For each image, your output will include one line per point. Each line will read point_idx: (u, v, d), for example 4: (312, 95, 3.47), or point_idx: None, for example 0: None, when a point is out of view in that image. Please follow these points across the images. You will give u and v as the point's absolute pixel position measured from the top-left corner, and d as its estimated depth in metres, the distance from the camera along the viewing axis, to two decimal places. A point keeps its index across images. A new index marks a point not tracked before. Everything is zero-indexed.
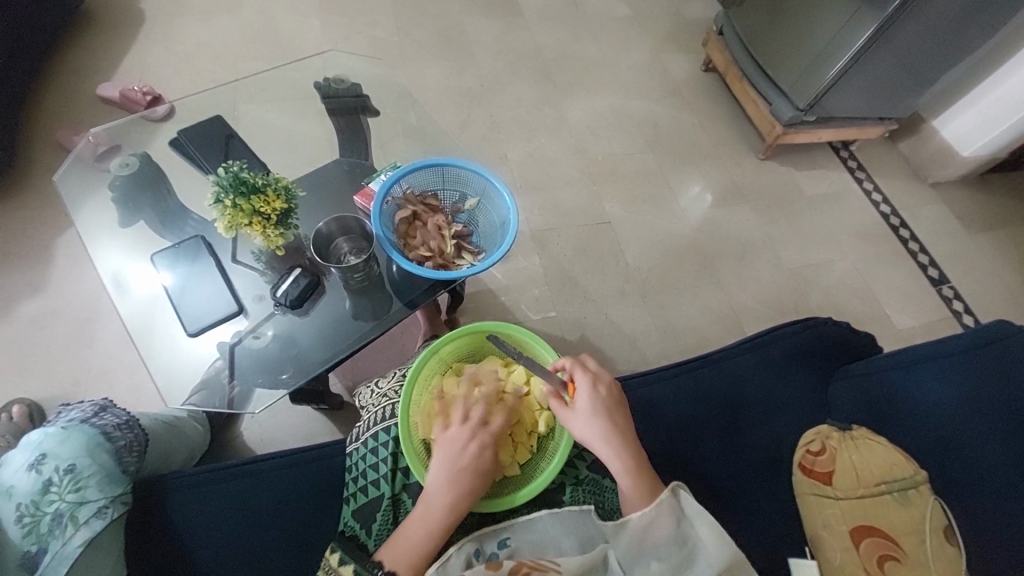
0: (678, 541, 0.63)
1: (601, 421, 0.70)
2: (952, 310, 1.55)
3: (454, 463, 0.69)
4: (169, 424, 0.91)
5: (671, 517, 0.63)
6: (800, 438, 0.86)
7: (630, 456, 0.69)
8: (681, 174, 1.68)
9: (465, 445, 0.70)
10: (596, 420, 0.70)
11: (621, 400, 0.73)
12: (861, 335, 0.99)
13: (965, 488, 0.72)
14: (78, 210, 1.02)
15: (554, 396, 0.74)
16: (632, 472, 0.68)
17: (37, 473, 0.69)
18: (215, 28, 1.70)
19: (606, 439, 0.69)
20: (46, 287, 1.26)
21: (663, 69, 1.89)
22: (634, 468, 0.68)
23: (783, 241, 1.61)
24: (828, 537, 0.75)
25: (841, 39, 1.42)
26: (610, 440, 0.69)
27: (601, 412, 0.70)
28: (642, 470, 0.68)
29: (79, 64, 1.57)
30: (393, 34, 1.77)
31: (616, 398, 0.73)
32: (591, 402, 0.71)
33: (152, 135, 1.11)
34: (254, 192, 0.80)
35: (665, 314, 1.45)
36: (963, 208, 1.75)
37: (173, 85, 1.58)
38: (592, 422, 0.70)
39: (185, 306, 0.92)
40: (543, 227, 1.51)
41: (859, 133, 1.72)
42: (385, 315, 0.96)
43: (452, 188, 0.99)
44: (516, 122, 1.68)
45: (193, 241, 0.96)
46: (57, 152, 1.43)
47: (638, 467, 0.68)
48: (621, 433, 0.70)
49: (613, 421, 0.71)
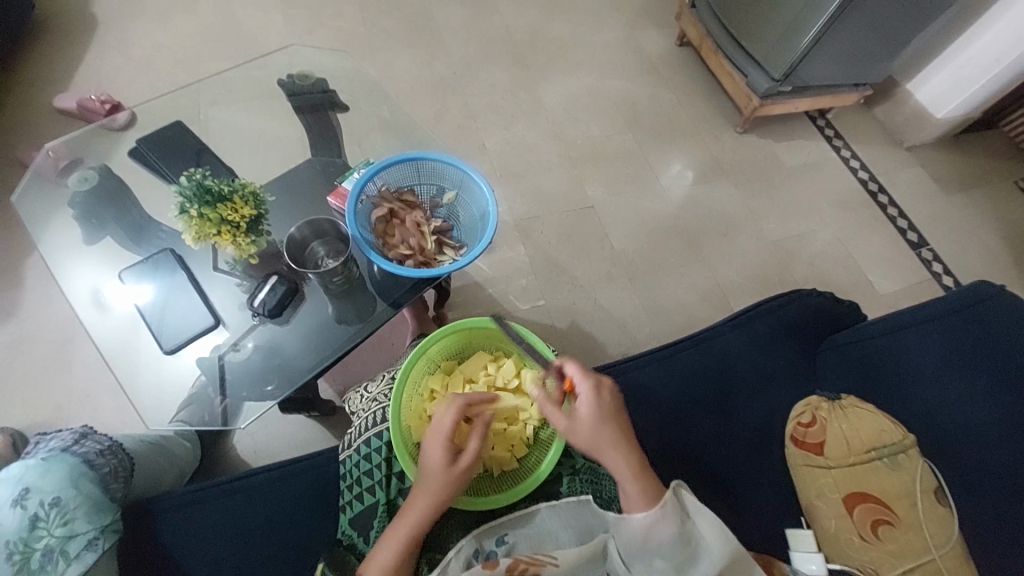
0: (683, 540, 0.63)
1: (604, 428, 0.65)
2: (933, 272, 1.58)
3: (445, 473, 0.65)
4: (155, 443, 0.88)
5: (675, 516, 0.63)
6: (791, 411, 0.87)
7: (634, 462, 0.65)
8: (661, 153, 1.67)
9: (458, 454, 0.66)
10: (599, 429, 0.65)
11: (621, 405, 0.68)
12: (845, 304, 1.00)
13: (953, 450, 0.74)
14: (41, 229, 0.98)
15: (548, 404, 0.68)
16: (637, 478, 0.64)
17: (22, 509, 0.67)
18: (171, 28, 1.63)
19: (610, 447, 0.65)
20: (15, 311, 1.21)
21: (637, 46, 1.87)
22: (639, 475, 0.65)
23: (766, 214, 1.61)
24: (822, 506, 0.76)
25: (812, 5, 1.41)
26: (613, 448, 0.65)
27: (603, 420, 0.66)
28: (646, 476, 0.65)
29: (30, 74, 1.50)
30: (358, 25, 1.72)
31: (617, 404, 0.68)
32: (592, 410, 0.66)
33: (113, 145, 1.06)
34: (220, 201, 0.77)
35: (653, 295, 1.45)
36: (939, 170, 1.77)
37: (132, 91, 1.51)
38: (595, 430, 0.65)
39: (161, 323, 0.89)
40: (526, 215, 1.50)
41: (835, 101, 1.72)
42: (370, 317, 0.94)
43: (428, 182, 0.97)
44: (492, 109, 1.64)
45: (164, 255, 0.93)
46: (13, 168, 1.37)
47: (643, 472, 0.65)
48: (624, 442, 0.66)
49: (616, 428, 0.66)
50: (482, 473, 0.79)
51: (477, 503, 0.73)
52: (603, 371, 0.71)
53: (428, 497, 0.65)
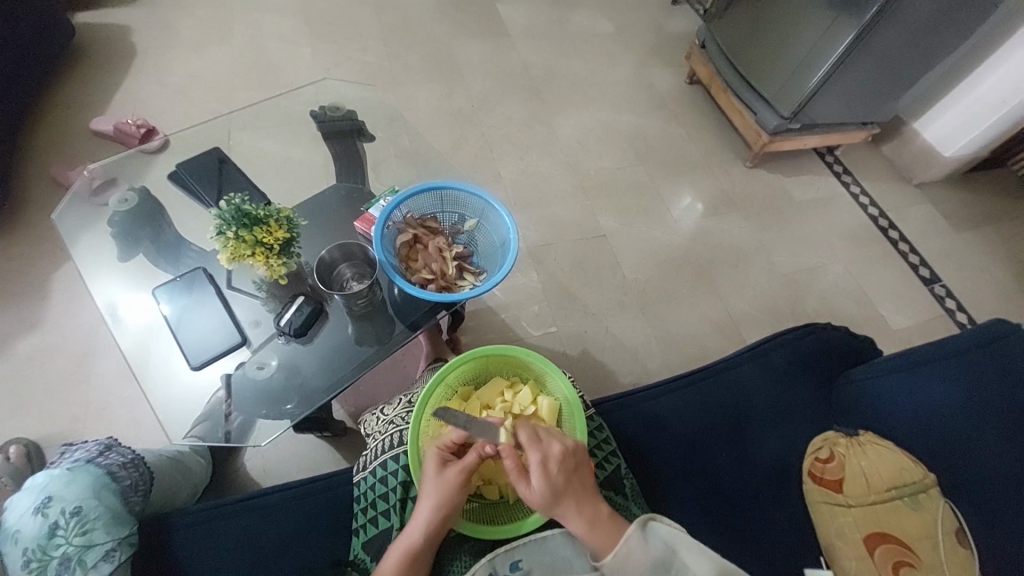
0: (663, 566, 0.62)
1: (557, 484, 0.64)
2: (946, 308, 1.57)
3: (426, 518, 0.66)
4: (173, 459, 0.90)
5: (644, 547, 0.63)
6: (808, 446, 0.87)
7: (585, 513, 0.64)
8: (672, 185, 1.71)
9: (438, 499, 0.66)
10: (552, 487, 0.64)
11: (578, 466, 0.67)
12: (861, 339, 1.00)
13: (975, 490, 0.73)
14: (76, 245, 1.01)
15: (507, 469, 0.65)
16: (589, 529, 0.64)
17: (43, 517, 0.68)
18: (206, 59, 1.72)
19: (563, 501, 0.64)
20: (40, 323, 1.25)
21: (648, 83, 1.93)
22: (591, 527, 0.64)
23: (776, 247, 1.63)
24: (842, 545, 0.75)
25: (821, 48, 1.47)
26: (567, 501, 0.64)
27: (557, 476, 0.65)
28: (600, 524, 0.64)
29: (70, 98, 1.58)
30: (383, 59, 1.80)
31: (573, 457, 0.67)
32: (546, 468, 0.65)
33: (147, 167, 1.11)
34: (257, 224, 0.81)
35: (665, 324, 1.46)
36: (949, 207, 1.79)
37: (166, 117, 1.59)
38: (547, 488, 0.64)
39: (188, 339, 0.91)
40: (539, 242, 1.53)
41: (843, 138, 1.76)
42: (389, 339, 0.96)
43: (450, 210, 1.01)
44: (508, 140, 1.70)
45: (196, 273, 0.97)
46: (48, 186, 1.43)
47: (594, 522, 0.64)
48: (577, 494, 0.65)
49: (570, 483, 0.65)
50: (497, 499, 0.79)
51: (492, 532, 0.73)
52: (559, 434, 0.68)
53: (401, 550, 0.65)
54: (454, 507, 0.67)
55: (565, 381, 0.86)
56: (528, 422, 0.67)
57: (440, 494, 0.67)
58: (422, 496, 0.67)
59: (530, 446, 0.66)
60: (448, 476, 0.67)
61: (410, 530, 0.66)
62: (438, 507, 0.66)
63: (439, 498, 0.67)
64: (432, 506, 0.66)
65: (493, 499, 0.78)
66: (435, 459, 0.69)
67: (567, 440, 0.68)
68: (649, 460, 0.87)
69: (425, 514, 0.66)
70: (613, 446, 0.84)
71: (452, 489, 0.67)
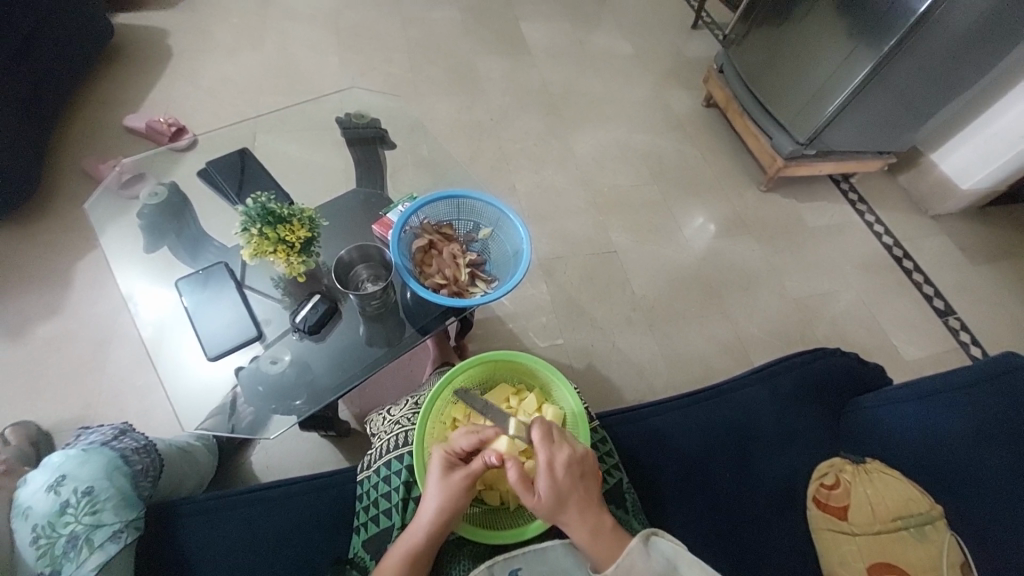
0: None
1: (561, 492, 0.65)
2: (960, 341, 1.55)
3: (431, 519, 0.66)
4: (182, 449, 0.91)
5: (645, 561, 0.63)
6: (814, 471, 0.87)
7: (587, 524, 0.65)
8: (685, 205, 1.72)
9: (443, 500, 0.67)
10: (556, 494, 0.64)
11: (583, 475, 0.67)
12: (871, 366, 1.00)
13: (986, 524, 0.71)
14: (103, 236, 1.05)
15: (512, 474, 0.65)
16: (591, 539, 0.64)
17: (55, 494, 0.70)
18: (238, 64, 1.79)
19: (566, 510, 0.65)
20: (61, 310, 1.28)
21: (665, 105, 1.96)
22: (593, 537, 0.64)
23: (787, 271, 1.63)
24: (845, 574, 0.74)
25: (839, 76, 1.48)
26: (570, 510, 0.65)
27: (561, 483, 0.65)
28: (601, 535, 0.65)
29: (106, 96, 1.65)
30: (407, 71, 1.86)
31: (578, 465, 0.67)
32: (551, 476, 0.65)
33: (175, 164, 1.15)
34: (280, 222, 0.83)
35: (672, 343, 1.45)
36: (965, 240, 1.78)
37: (196, 117, 1.65)
38: (551, 495, 0.64)
39: (206, 331, 0.93)
40: (550, 255, 1.54)
41: (858, 166, 1.76)
42: (399, 341, 0.98)
43: (466, 218, 1.03)
44: (524, 154, 1.73)
45: (218, 268, 0.99)
46: (79, 178, 1.48)
47: (595, 533, 0.65)
48: (580, 504, 0.65)
49: (573, 492, 0.65)
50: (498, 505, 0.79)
51: (493, 537, 0.73)
52: (566, 442, 0.68)
53: (405, 548, 0.66)
54: (459, 508, 0.68)
55: (570, 391, 0.87)
56: (536, 427, 0.67)
57: (447, 494, 0.67)
58: (428, 496, 0.68)
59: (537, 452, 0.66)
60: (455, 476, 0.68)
61: (414, 528, 0.67)
62: (444, 508, 0.67)
63: (445, 498, 0.67)
64: (437, 506, 0.67)
65: (494, 504, 0.79)
66: (442, 460, 0.70)
67: (574, 448, 0.67)
68: (651, 475, 0.86)
69: (430, 514, 0.67)
70: (615, 460, 0.84)
71: (458, 491, 0.68)
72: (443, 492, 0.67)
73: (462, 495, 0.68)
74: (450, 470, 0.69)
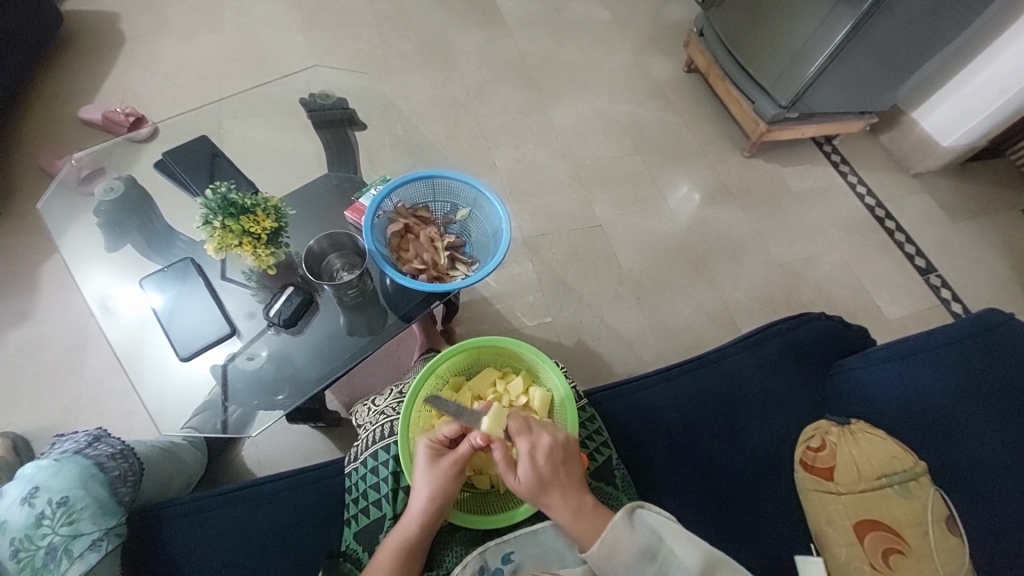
0: (649, 555, 0.62)
1: (545, 475, 0.65)
2: (942, 298, 1.57)
3: (421, 509, 0.66)
4: (165, 450, 0.89)
5: (631, 535, 0.63)
6: (800, 435, 0.88)
7: (571, 504, 0.65)
8: (669, 175, 1.70)
9: (432, 490, 0.66)
10: (540, 477, 0.65)
11: (567, 458, 0.67)
12: (854, 328, 1.00)
13: (964, 478, 0.73)
14: (64, 236, 1.00)
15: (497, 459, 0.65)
16: (576, 520, 0.65)
17: (30, 507, 0.68)
18: (196, 46, 1.69)
19: (550, 492, 0.65)
20: (30, 315, 1.24)
21: (645, 72, 1.91)
22: (577, 518, 0.65)
23: (772, 237, 1.63)
24: (832, 533, 0.76)
25: (820, 35, 1.44)
26: (555, 491, 0.65)
27: (545, 467, 0.65)
28: (586, 514, 0.65)
29: (57, 87, 1.55)
30: (377, 47, 1.78)
31: (563, 449, 0.67)
32: (535, 459, 0.65)
33: (136, 156, 1.10)
34: (244, 213, 0.80)
35: (660, 315, 1.45)
36: (946, 197, 1.78)
37: (156, 105, 1.56)
38: (535, 479, 0.65)
39: (177, 330, 0.91)
40: (534, 232, 1.51)
41: (841, 128, 1.74)
42: (381, 330, 0.96)
43: (443, 199, 1.00)
44: (504, 129, 1.68)
45: (184, 264, 0.96)
46: (36, 176, 1.41)
47: (580, 512, 0.65)
48: (564, 486, 0.65)
49: (558, 474, 0.65)
50: (489, 488, 0.79)
51: (481, 522, 0.73)
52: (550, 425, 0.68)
53: (396, 542, 0.66)
54: (448, 498, 0.67)
55: (556, 372, 0.86)
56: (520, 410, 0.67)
57: (433, 485, 0.66)
58: (415, 489, 0.67)
59: (522, 434, 0.66)
60: (441, 464, 0.68)
61: (405, 522, 0.66)
62: (433, 497, 0.66)
63: (433, 488, 0.66)
64: (425, 498, 0.66)
65: (485, 488, 0.79)
66: (427, 451, 0.68)
67: (557, 433, 0.68)
68: (643, 451, 0.87)
69: (422, 503, 0.66)
70: (604, 437, 0.84)
71: (445, 480, 0.67)
72: (430, 482, 0.67)
73: (450, 484, 0.67)
74: (435, 458, 0.68)
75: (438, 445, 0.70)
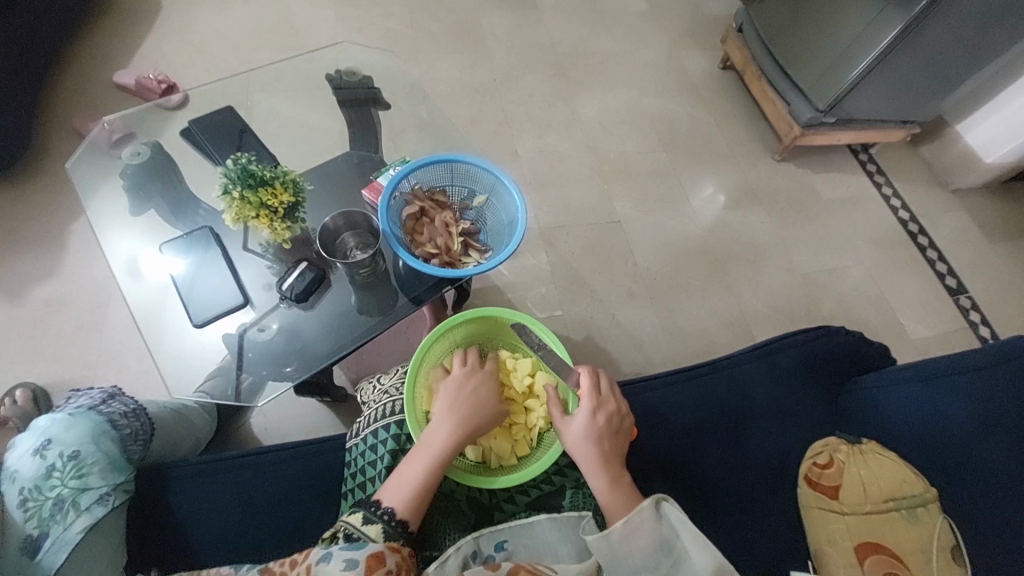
0: (664, 549, 0.63)
1: (597, 434, 0.70)
2: (970, 321, 1.51)
3: (448, 428, 0.70)
4: (177, 412, 0.92)
5: (653, 526, 0.64)
6: (807, 450, 0.85)
7: (609, 473, 0.69)
8: (694, 175, 1.66)
9: (457, 415, 0.72)
10: (593, 433, 0.70)
11: (619, 427, 0.72)
12: (874, 345, 0.97)
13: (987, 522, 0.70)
14: (90, 197, 1.02)
15: (554, 405, 0.76)
16: (610, 488, 0.68)
17: (41, 458, 0.69)
18: (230, 16, 1.70)
19: (596, 452, 0.70)
20: (58, 271, 1.28)
21: (679, 66, 1.86)
22: (613, 488, 0.68)
23: (797, 245, 1.58)
24: (833, 553, 0.73)
25: (866, 37, 1.38)
26: (601, 450, 0.70)
27: (599, 427, 0.71)
28: (620, 489, 0.68)
29: (94, 49, 1.58)
30: (407, 26, 1.76)
31: (618, 420, 0.73)
32: (592, 419, 0.71)
33: (164, 123, 1.11)
34: (262, 185, 0.80)
35: (673, 316, 1.43)
36: (985, 216, 1.70)
37: (188, 73, 1.58)
38: (588, 433, 0.70)
39: (193, 297, 0.93)
40: (552, 224, 1.50)
41: (879, 136, 1.67)
42: (390, 311, 0.96)
43: (460, 184, 0.99)
44: (528, 117, 1.66)
45: (202, 232, 0.97)
46: (71, 137, 1.44)
47: (615, 483, 0.69)
48: (609, 451, 0.70)
49: (608, 437, 0.71)
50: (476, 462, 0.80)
51: (471, 482, 0.75)
52: (611, 396, 0.74)
53: (421, 454, 0.69)
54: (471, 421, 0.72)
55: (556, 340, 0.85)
56: (588, 371, 0.75)
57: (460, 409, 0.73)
58: (440, 412, 0.72)
59: (583, 392, 0.73)
60: (480, 386, 0.76)
61: (426, 439, 0.70)
62: (458, 421, 0.71)
63: (459, 412, 0.72)
64: (452, 420, 0.71)
65: (475, 460, 0.79)
66: (456, 384, 0.75)
67: (619, 406, 0.74)
68: (646, 453, 0.86)
69: (454, 419, 0.71)
70: None
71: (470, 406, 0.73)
72: (458, 401, 0.73)
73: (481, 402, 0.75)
74: (471, 379, 0.76)
75: (474, 372, 0.77)
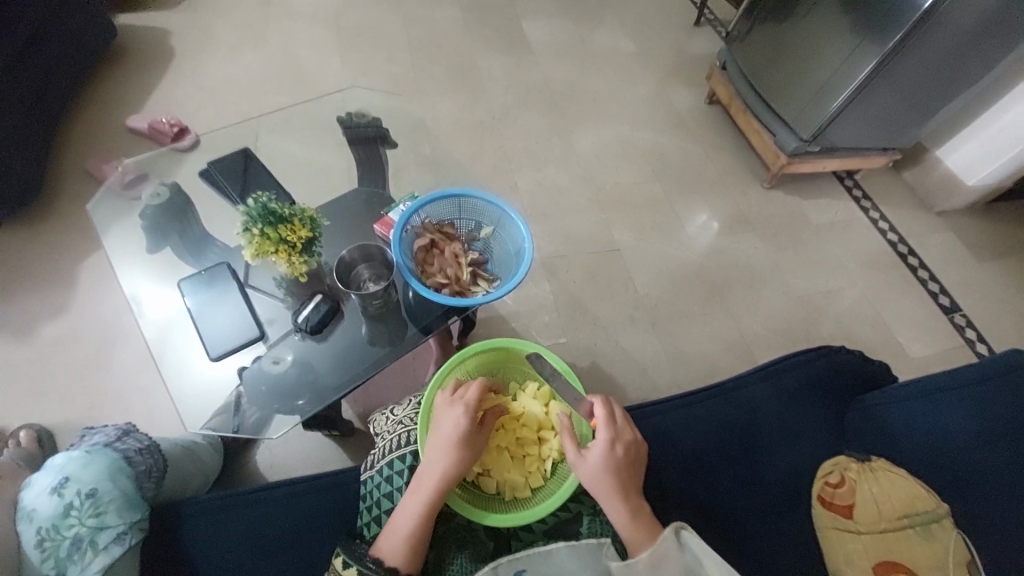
0: None
1: (614, 465, 0.70)
2: (966, 339, 1.54)
3: (443, 466, 0.70)
4: (187, 449, 0.92)
5: (678, 553, 0.65)
6: (817, 469, 0.86)
7: (630, 505, 0.69)
8: (688, 203, 1.71)
9: (454, 451, 0.71)
10: (610, 466, 0.70)
11: (636, 457, 0.73)
12: (875, 363, 0.99)
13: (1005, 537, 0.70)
14: (108, 238, 1.06)
15: (569, 437, 0.74)
16: (633, 521, 0.69)
17: (59, 497, 0.70)
18: (239, 64, 1.79)
19: (613, 485, 0.69)
20: (66, 310, 1.29)
21: (668, 102, 1.95)
22: (635, 521, 0.68)
23: (791, 268, 1.62)
24: (851, 573, 0.73)
25: (843, 72, 1.47)
26: (616, 484, 0.70)
27: (617, 458, 0.71)
28: (642, 521, 0.69)
29: (108, 96, 1.65)
30: (408, 70, 1.85)
31: (635, 450, 0.73)
32: (609, 449, 0.71)
33: (176, 164, 1.15)
34: (281, 222, 0.84)
35: (675, 341, 1.45)
36: (970, 236, 1.76)
37: (198, 117, 1.65)
38: (605, 464, 0.70)
39: (207, 331, 0.94)
40: (553, 253, 1.54)
41: (862, 162, 1.75)
42: (400, 341, 0.98)
43: (468, 217, 1.03)
44: (526, 152, 1.73)
45: (220, 267, 0.99)
46: (83, 179, 1.49)
47: (638, 515, 0.69)
48: (626, 483, 0.70)
49: (625, 470, 0.71)
50: (492, 492, 0.81)
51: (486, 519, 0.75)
52: (626, 423, 0.75)
53: (417, 495, 0.69)
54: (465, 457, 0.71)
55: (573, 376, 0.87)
56: (601, 401, 0.75)
57: (455, 445, 0.71)
58: (437, 448, 0.72)
59: (598, 423, 0.73)
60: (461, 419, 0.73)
61: (423, 476, 0.70)
62: (452, 457, 0.70)
63: (456, 447, 0.71)
64: (446, 456, 0.70)
65: (492, 491, 0.81)
66: (453, 417, 0.74)
67: (633, 435, 0.74)
68: (659, 476, 0.86)
69: (448, 456, 0.70)
70: None
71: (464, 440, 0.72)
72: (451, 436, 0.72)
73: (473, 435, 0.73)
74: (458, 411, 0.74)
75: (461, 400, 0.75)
